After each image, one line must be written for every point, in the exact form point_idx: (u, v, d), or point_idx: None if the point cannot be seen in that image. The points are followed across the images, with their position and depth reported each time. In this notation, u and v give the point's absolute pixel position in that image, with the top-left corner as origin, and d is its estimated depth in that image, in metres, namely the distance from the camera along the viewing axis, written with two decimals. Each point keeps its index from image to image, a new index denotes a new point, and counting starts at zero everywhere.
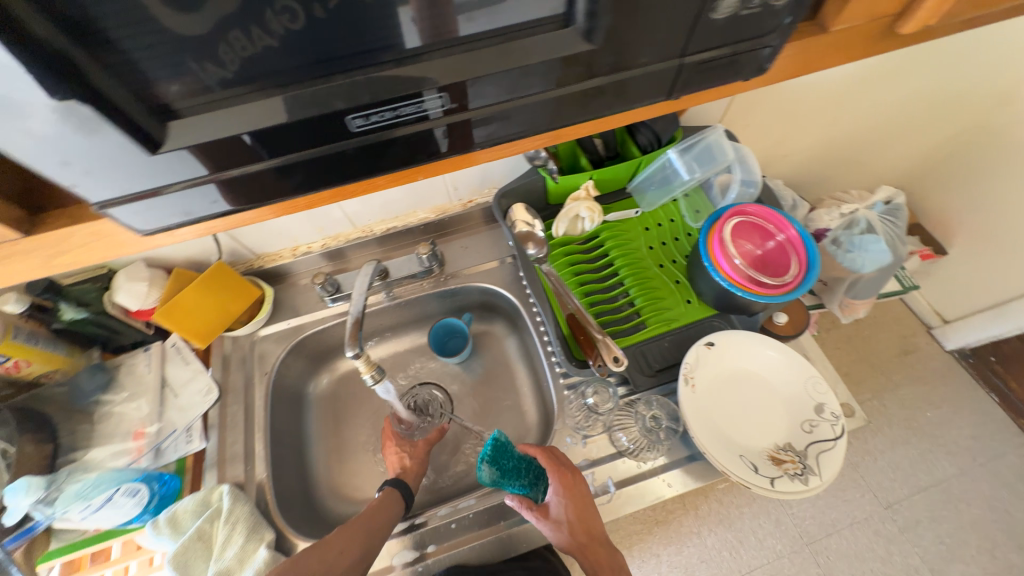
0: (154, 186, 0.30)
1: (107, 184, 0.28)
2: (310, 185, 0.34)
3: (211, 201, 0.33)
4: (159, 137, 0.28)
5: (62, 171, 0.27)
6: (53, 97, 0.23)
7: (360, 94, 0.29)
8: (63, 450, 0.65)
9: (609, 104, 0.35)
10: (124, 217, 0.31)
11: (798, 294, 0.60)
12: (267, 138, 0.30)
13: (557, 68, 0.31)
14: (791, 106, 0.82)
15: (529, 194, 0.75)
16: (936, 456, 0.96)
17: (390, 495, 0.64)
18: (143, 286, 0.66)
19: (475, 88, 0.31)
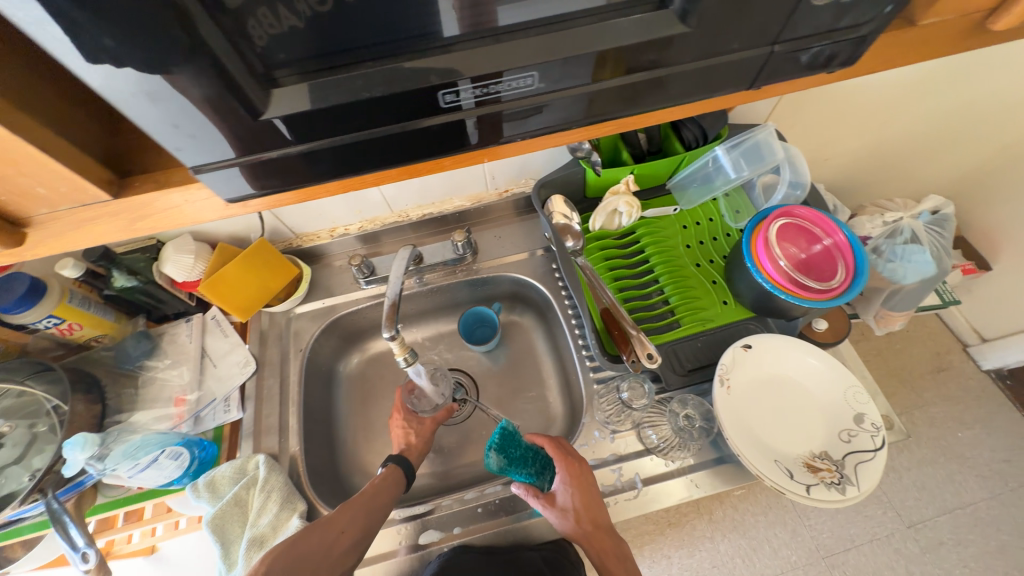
0: (245, 154, 0.30)
1: (209, 148, 0.29)
2: (336, 171, 0.34)
3: (280, 177, 0.33)
4: (262, 104, 0.28)
5: (172, 134, 0.28)
6: (172, 61, 0.24)
7: (453, 70, 0.29)
8: (111, 411, 0.67)
9: (688, 92, 0.33)
10: (214, 182, 0.31)
11: (846, 299, 0.59)
12: (296, 122, 0.29)
13: (645, 51, 0.30)
14: (840, 109, 0.79)
15: (569, 186, 0.74)
16: (965, 479, 0.92)
17: (391, 474, 0.64)
18: (189, 258, 0.68)
19: (512, 79, 0.30)
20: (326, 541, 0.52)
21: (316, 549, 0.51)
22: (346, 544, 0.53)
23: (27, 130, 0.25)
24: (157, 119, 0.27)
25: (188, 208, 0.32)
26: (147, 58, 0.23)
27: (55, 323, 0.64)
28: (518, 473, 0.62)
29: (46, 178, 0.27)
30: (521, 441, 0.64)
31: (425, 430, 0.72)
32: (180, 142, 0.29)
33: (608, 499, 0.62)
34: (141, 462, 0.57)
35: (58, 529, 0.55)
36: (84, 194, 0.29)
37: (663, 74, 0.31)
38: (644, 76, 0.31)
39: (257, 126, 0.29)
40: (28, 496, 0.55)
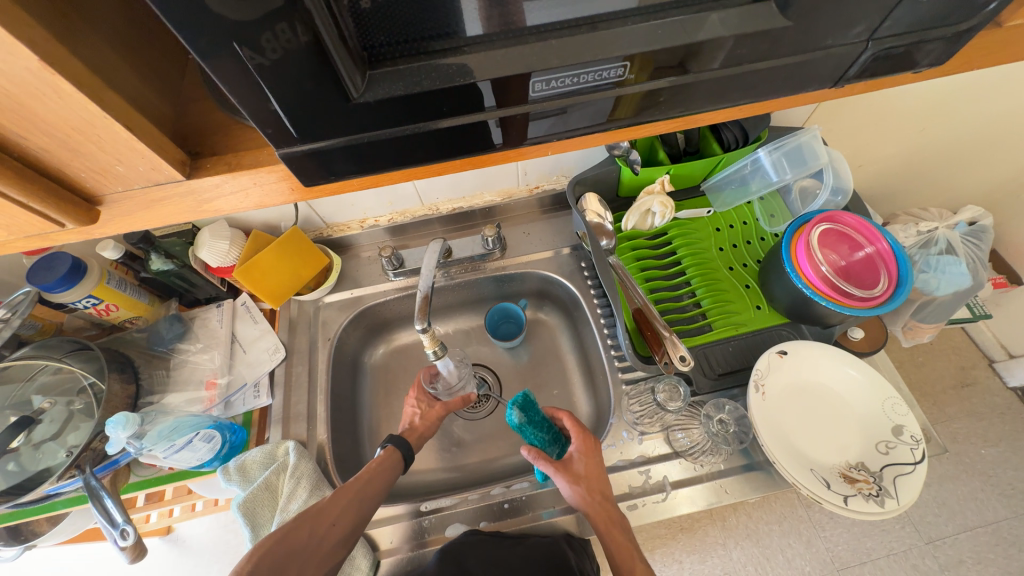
0: (317, 143, 0.29)
1: (307, 132, 0.28)
2: (355, 172, 0.32)
3: (333, 167, 0.31)
4: (357, 87, 0.26)
5: (271, 117, 0.27)
6: (275, 46, 0.23)
7: (549, 57, 0.27)
8: (144, 392, 0.67)
9: (772, 87, 0.33)
10: (298, 163, 0.30)
11: (890, 308, 0.58)
12: (300, 121, 0.27)
13: (738, 45, 0.29)
14: (880, 115, 0.77)
15: (603, 185, 0.74)
16: (988, 497, 0.88)
17: (389, 457, 0.62)
18: (224, 245, 0.68)
19: (538, 81, 0.28)
20: (315, 536, 0.50)
21: (305, 545, 0.49)
22: (337, 538, 0.52)
23: (112, 108, 0.25)
24: (259, 99, 0.25)
25: (255, 191, 0.32)
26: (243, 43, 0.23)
27: (93, 303, 0.65)
28: (532, 435, 0.65)
29: (127, 157, 0.27)
30: (542, 412, 0.68)
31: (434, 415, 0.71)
32: (270, 125, 0.28)
33: (636, 500, 0.62)
34: (177, 444, 0.58)
35: (94, 503, 0.55)
36: (159, 173, 0.29)
37: (755, 68, 0.31)
38: (735, 70, 0.31)
39: (352, 109, 0.27)
40: (66, 471, 0.56)
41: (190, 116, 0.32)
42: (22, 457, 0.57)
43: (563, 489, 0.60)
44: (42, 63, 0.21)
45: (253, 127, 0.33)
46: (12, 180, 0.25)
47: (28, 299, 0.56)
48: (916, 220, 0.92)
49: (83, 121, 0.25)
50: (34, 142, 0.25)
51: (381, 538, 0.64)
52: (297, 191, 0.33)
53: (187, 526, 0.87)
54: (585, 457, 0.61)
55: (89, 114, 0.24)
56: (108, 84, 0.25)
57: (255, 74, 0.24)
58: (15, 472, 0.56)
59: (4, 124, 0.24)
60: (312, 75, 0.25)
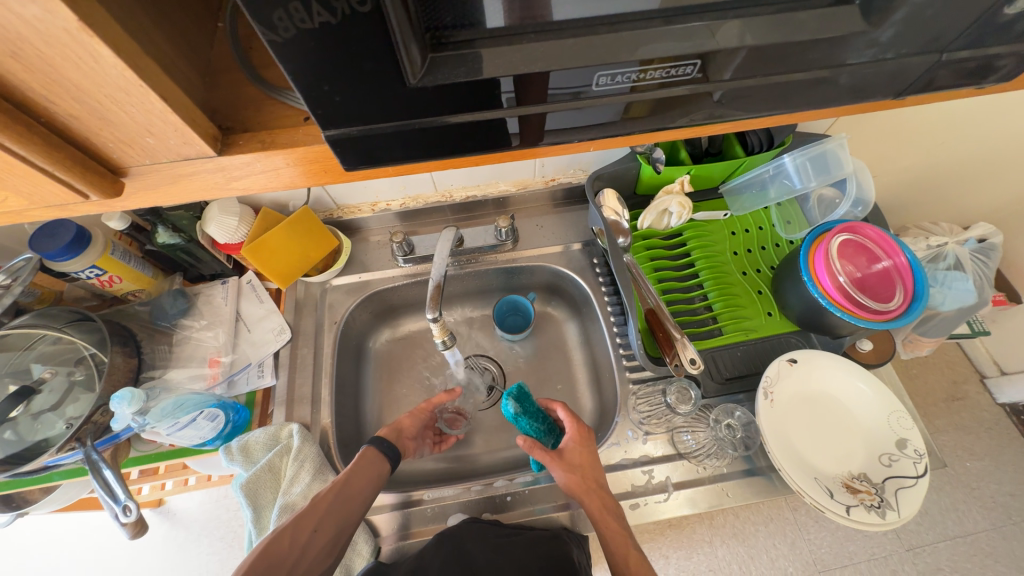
0: (369, 124, 0.28)
1: (359, 113, 0.27)
2: (404, 158, 0.31)
3: (382, 153, 0.30)
4: (411, 72, 0.25)
5: (324, 96, 0.26)
6: (313, 20, 0.22)
7: (619, 52, 0.27)
8: (146, 366, 0.66)
9: (837, 99, 0.32)
10: (348, 147, 0.29)
11: (904, 323, 0.57)
12: (352, 104, 0.26)
13: (815, 48, 0.28)
14: (906, 128, 0.76)
15: (622, 181, 0.73)
16: (969, 509, 0.88)
17: (369, 453, 0.62)
18: (233, 221, 0.66)
19: (603, 75, 0.28)
20: (297, 545, 0.50)
21: (286, 556, 0.49)
22: (320, 544, 0.52)
23: (147, 74, 0.24)
24: (316, 77, 0.25)
25: (287, 172, 0.31)
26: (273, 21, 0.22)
27: (96, 274, 0.63)
28: (528, 426, 0.64)
29: (157, 127, 0.26)
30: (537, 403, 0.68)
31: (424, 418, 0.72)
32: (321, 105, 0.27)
33: (638, 499, 0.62)
34: (181, 422, 0.57)
35: (94, 476, 0.54)
36: (189, 147, 0.28)
37: (831, 73, 0.30)
38: (806, 75, 0.30)
39: (408, 94, 0.26)
40: (66, 444, 0.55)
41: (225, 88, 0.32)
42: (19, 425, 0.56)
43: (559, 479, 0.60)
44: (80, 23, 0.20)
45: (287, 105, 0.32)
46: (34, 144, 0.24)
47: (30, 266, 0.54)
48: (926, 233, 0.91)
49: (118, 89, 0.23)
50: (62, 107, 0.24)
51: (381, 524, 0.64)
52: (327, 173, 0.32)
53: (181, 500, 0.87)
54: (579, 448, 0.62)
55: (125, 82, 0.23)
56: (146, 52, 0.24)
57: (310, 51, 0.23)
58: (13, 441, 0.55)
59: (33, 87, 0.23)
60: (372, 53, 0.24)
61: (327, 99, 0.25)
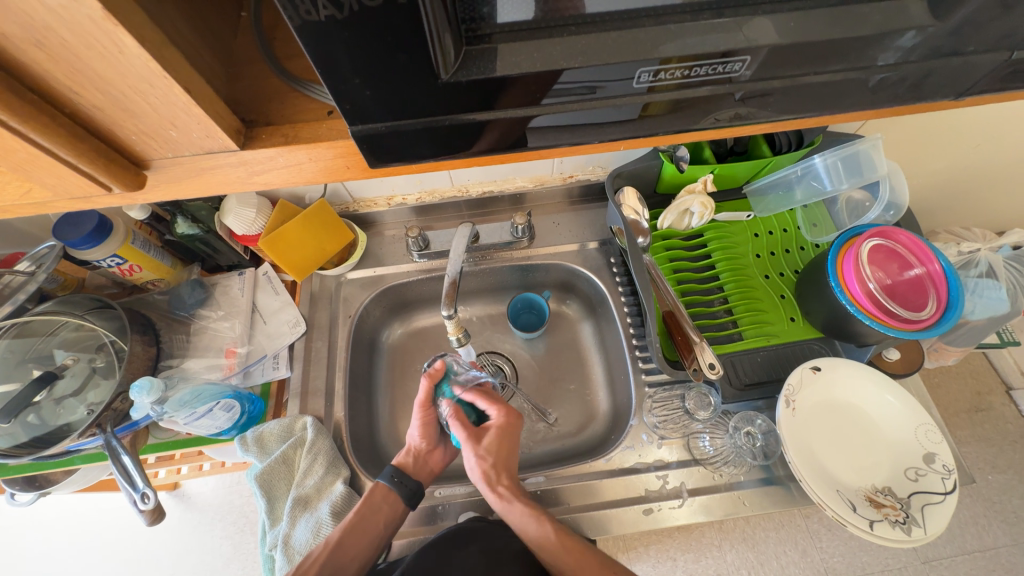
0: (396, 119, 0.27)
1: (388, 107, 0.26)
2: (429, 156, 0.30)
3: (409, 151, 0.29)
4: (441, 66, 0.24)
5: (355, 91, 0.25)
6: (322, 13, 0.21)
7: (662, 46, 0.26)
8: (164, 355, 0.67)
9: (894, 98, 0.30)
10: (375, 144, 0.28)
11: (937, 333, 0.55)
12: (384, 98, 0.25)
13: (875, 44, 0.27)
14: (947, 132, 0.72)
15: (642, 179, 0.71)
16: (990, 523, 0.81)
17: (384, 493, 0.58)
18: (251, 213, 0.67)
19: (644, 72, 0.26)
20: None
21: None
22: None
23: (171, 66, 0.23)
24: (345, 70, 0.24)
25: (309, 167, 0.31)
26: (294, 13, 0.21)
27: (118, 262, 0.64)
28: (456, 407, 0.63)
29: (182, 121, 0.26)
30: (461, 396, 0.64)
31: (434, 415, 0.64)
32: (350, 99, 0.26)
33: (652, 505, 0.61)
34: (197, 411, 0.57)
35: (113, 461, 0.55)
36: (212, 141, 0.28)
37: (890, 71, 0.28)
38: (863, 74, 0.28)
39: (438, 90, 0.25)
40: (87, 429, 0.56)
41: (249, 80, 0.31)
42: (43, 410, 0.57)
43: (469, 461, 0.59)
44: (106, 13, 0.19)
45: (311, 98, 0.31)
46: (60, 136, 0.24)
47: (53, 254, 0.56)
48: (958, 239, 0.87)
49: (143, 81, 0.23)
50: (86, 99, 0.24)
51: None
52: (352, 169, 0.31)
53: (195, 484, 0.88)
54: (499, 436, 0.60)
55: (149, 73, 0.23)
56: (173, 45, 0.24)
57: (339, 45, 0.22)
58: (36, 425, 0.56)
59: (60, 78, 0.22)
60: (404, 46, 0.23)
61: (356, 95, 0.25)
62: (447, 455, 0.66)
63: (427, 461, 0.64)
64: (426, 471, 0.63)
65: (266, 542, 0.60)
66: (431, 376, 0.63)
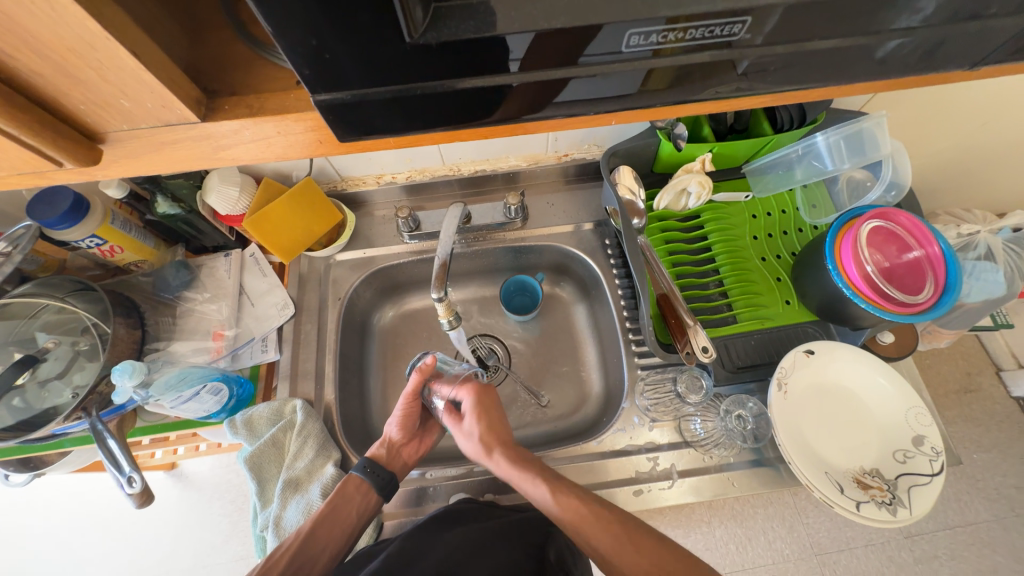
0: (368, 87, 0.25)
1: (362, 73, 0.24)
2: (404, 129, 0.28)
3: (384, 123, 0.27)
4: (412, 28, 0.22)
5: (320, 55, 0.23)
6: None
7: (656, 6, 0.23)
8: (150, 338, 0.66)
9: (905, 68, 0.28)
10: (344, 115, 0.26)
11: (934, 317, 0.54)
12: (355, 63, 0.23)
13: (886, 8, 0.25)
14: (954, 110, 0.70)
15: (639, 158, 0.69)
16: (972, 499, 0.82)
17: (353, 483, 0.57)
18: (234, 191, 0.64)
19: (634, 35, 0.24)
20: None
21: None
22: None
23: (115, 27, 0.21)
24: (309, 30, 0.22)
25: (279, 142, 0.29)
26: None
27: (97, 243, 0.62)
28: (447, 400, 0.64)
29: (133, 89, 0.24)
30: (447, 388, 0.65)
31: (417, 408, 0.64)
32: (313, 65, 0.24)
33: (642, 486, 0.62)
34: (184, 395, 0.57)
35: (99, 446, 0.55)
36: (170, 112, 0.26)
37: (903, 37, 0.26)
38: (873, 40, 0.26)
39: (410, 54, 0.24)
40: (72, 413, 0.55)
41: (212, 46, 0.29)
42: (27, 393, 0.56)
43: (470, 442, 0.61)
44: None
45: (280, 66, 0.29)
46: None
47: (29, 234, 0.53)
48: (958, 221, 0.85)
49: (82, 41, 0.21)
50: (22, 61, 0.22)
51: None
52: (324, 144, 0.29)
53: (192, 463, 0.89)
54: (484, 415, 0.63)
55: (88, 34, 0.21)
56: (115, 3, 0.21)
57: (300, 2, 0.20)
58: (21, 408, 0.55)
59: None
60: (370, 4, 0.21)
61: (323, 60, 0.23)
62: (420, 449, 0.65)
63: (401, 453, 0.63)
64: (399, 463, 0.62)
65: (257, 523, 0.60)
66: (420, 372, 0.62)
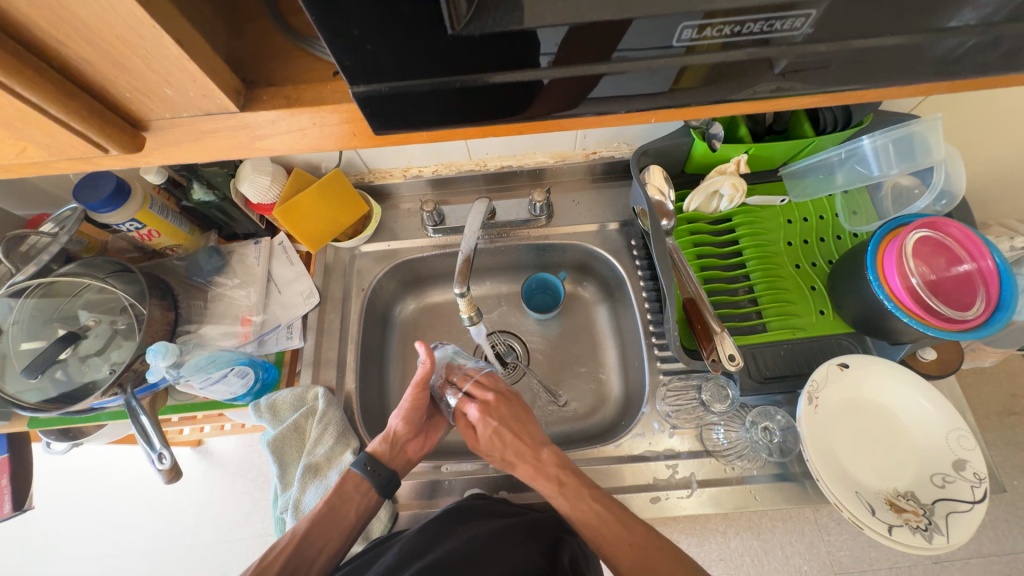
0: (405, 79, 0.25)
1: (401, 64, 0.24)
2: (437, 124, 0.28)
3: (417, 117, 0.27)
4: (455, 19, 0.22)
5: (360, 47, 0.23)
6: None
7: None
8: (182, 320, 0.68)
9: (979, 67, 0.26)
10: (379, 107, 0.26)
11: (985, 335, 0.50)
12: (394, 54, 0.23)
13: (961, 1, 0.23)
14: (1017, 115, 0.65)
15: (670, 157, 0.67)
16: (1011, 528, 0.77)
17: (352, 483, 0.58)
18: (266, 180, 0.66)
19: (688, 28, 0.23)
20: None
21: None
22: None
23: (162, 16, 0.21)
24: (354, 20, 0.21)
25: (313, 133, 0.29)
26: None
27: (137, 227, 0.64)
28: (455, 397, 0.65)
29: (176, 78, 0.24)
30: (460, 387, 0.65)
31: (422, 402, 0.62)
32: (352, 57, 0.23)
33: (659, 493, 0.60)
34: (213, 377, 0.58)
35: (133, 421, 0.57)
36: (211, 101, 0.26)
37: (977, 32, 0.24)
38: (944, 36, 0.25)
39: (450, 46, 0.23)
40: (109, 389, 0.57)
41: (251, 37, 0.29)
42: (69, 367, 0.59)
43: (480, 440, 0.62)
44: None
45: (317, 57, 0.29)
46: (48, 91, 0.23)
47: (74, 217, 0.56)
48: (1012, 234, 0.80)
49: (129, 31, 0.21)
50: (72, 49, 0.22)
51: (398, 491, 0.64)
52: (358, 137, 0.29)
53: (217, 441, 0.92)
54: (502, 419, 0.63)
55: (136, 23, 0.21)
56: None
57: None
58: (63, 381, 0.58)
59: (44, 25, 0.21)
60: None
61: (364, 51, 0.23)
62: (425, 445, 0.65)
63: (404, 449, 0.62)
64: (401, 461, 0.62)
65: (278, 505, 0.62)
66: (427, 362, 0.60)
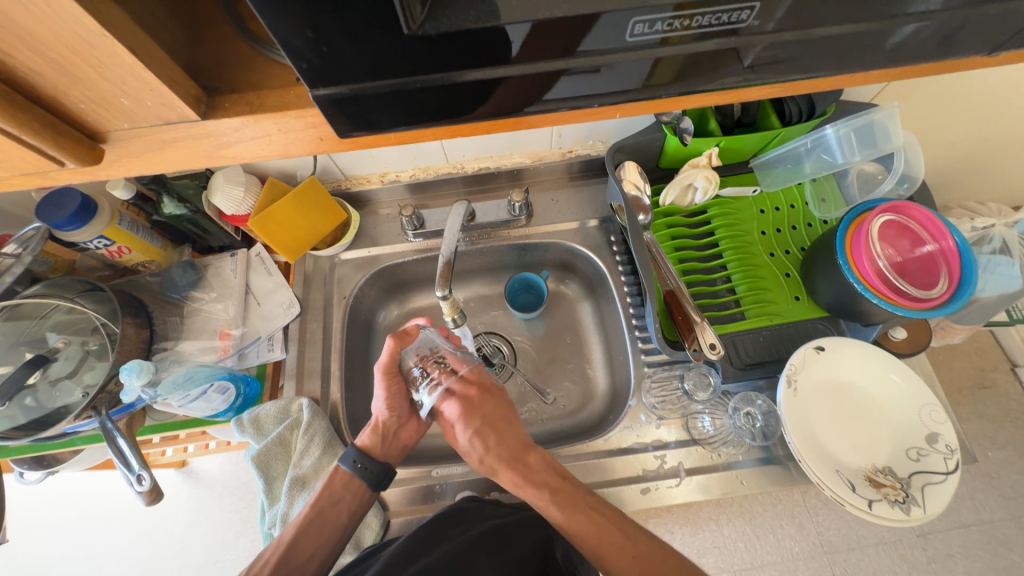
0: (368, 80, 0.25)
1: (363, 64, 0.24)
2: (403, 125, 0.28)
3: (382, 118, 0.27)
4: (410, 19, 0.22)
5: (320, 50, 0.23)
6: None
7: None
8: (157, 337, 0.66)
9: (922, 53, 0.28)
10: (344, 109, 0.26)
11: (949, 311, 0.52)
12: (355, 55, 0.23)
13: None
14: (969, 102, 0.68)
15: (644, 153, 0.68)
16: (987, 498, 0.80)
17: (343, 483, 0.58)
18: (239, 191, 0.65)
19: (640, 22, 0.24)
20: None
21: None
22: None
23: (112, 24, 0.21)
24: (311, 22, 0.21)
25: (279, 138, 0.29)
26: None
27: (105, 244, 0.62)
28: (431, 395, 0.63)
29: (132, 87, 0.24)
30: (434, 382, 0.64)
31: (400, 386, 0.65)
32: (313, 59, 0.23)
33: (649, 484, 0.61)
34: (191, 394, 0.57)
35: (110, 444, 0.55)
36: (170, 110, 0.26)
37: (920, 20, 0.26)
38: (889, 24, 0.26)
39: (409, 46, 0.23)
40: (82, 412, 0.55)
41: (212, 44, 0.29)
42: (39, 393, 0.56)
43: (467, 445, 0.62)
44: None
45: (280, 63, 0.29)
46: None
47: (38, 236, 0.54)
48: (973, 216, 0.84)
49: (79, 40, 0.21)
50: (20, 60, 0.22)
51: (390, 498, 0.63)
52: (326, 141, 0.29)
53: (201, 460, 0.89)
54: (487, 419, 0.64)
55: (86, 32, 0.21)
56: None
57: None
58: (33, 408, 0.56)
59: None
60: None
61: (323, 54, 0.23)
62: (419, 429, 0.67)
63: (399, 434, 0.64)
64: (398, 446, 0.64)
65: (265, 521, 0.61)
66: (396, 338, 0.64)
